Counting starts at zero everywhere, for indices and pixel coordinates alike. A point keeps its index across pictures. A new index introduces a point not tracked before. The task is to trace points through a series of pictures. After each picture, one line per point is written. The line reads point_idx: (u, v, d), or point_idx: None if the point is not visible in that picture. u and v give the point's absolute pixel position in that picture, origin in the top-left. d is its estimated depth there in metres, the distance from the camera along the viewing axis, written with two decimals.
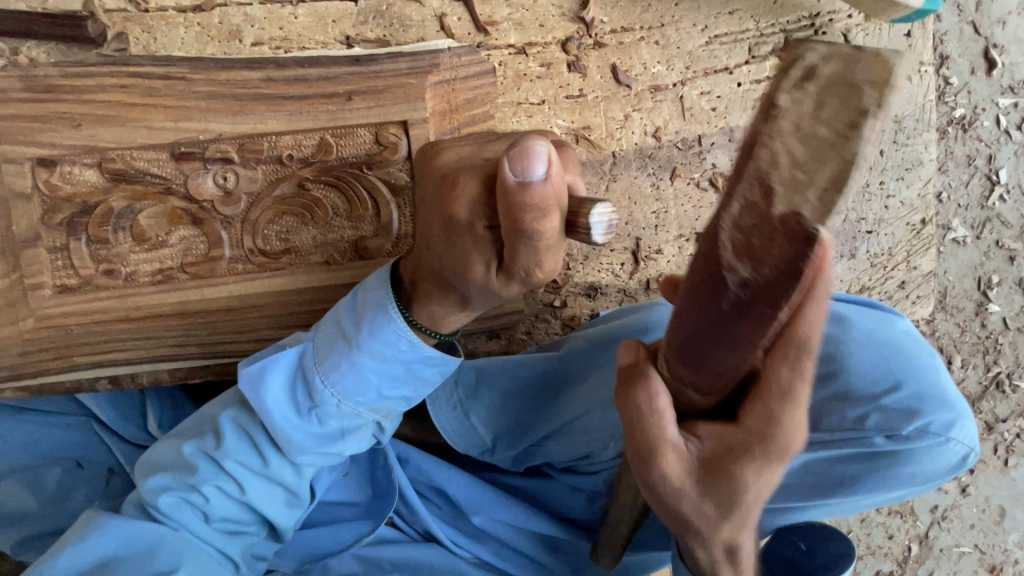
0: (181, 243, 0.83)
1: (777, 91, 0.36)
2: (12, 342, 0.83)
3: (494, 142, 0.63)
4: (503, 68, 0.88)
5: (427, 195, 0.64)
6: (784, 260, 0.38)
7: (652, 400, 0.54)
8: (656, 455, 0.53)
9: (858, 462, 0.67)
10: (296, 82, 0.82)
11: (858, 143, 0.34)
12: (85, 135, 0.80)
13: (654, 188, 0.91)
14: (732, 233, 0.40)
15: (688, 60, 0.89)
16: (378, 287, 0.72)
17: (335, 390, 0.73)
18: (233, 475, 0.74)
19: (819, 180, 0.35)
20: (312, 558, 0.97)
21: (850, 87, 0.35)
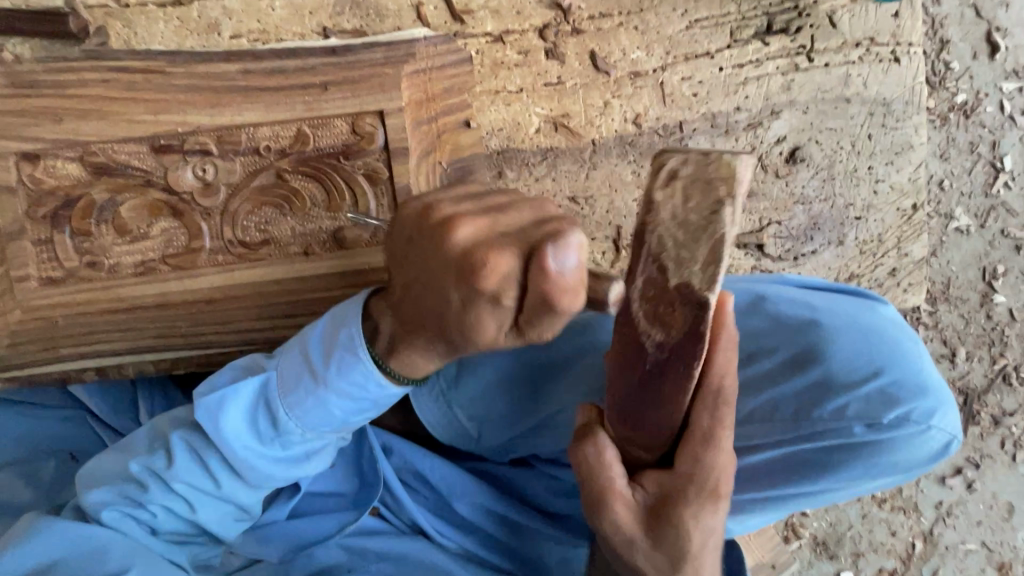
0: (162, 235, 0.84)
1: (652, 191, 0.53)
2: (0, 334, 0.84)
3: (502, 210, 0.57)
4: (480, 57, 0.88)
5: (436, 260, 0.58)
6: (681, 321, 0.54)
7: (599, 453, 0.60)
8: (605, 506, 0.60)
9: (839, 453, 0.65)
10: (273, 73, 0.82)
11: (719, 223, 0.51)
12: (67, 128, 0.81)
13: (635, 176, 0.90)
14: (641, 304, 0.56)
15: (668, 45, 0.88)
16: (348, 318, 0.71)
17: (298, 420, 0.73)
18: (181, 495, 0.76)
19: (697, 255, 0.52)
20: (294, 547, 0.96)
21: (705, 183, 0.52)
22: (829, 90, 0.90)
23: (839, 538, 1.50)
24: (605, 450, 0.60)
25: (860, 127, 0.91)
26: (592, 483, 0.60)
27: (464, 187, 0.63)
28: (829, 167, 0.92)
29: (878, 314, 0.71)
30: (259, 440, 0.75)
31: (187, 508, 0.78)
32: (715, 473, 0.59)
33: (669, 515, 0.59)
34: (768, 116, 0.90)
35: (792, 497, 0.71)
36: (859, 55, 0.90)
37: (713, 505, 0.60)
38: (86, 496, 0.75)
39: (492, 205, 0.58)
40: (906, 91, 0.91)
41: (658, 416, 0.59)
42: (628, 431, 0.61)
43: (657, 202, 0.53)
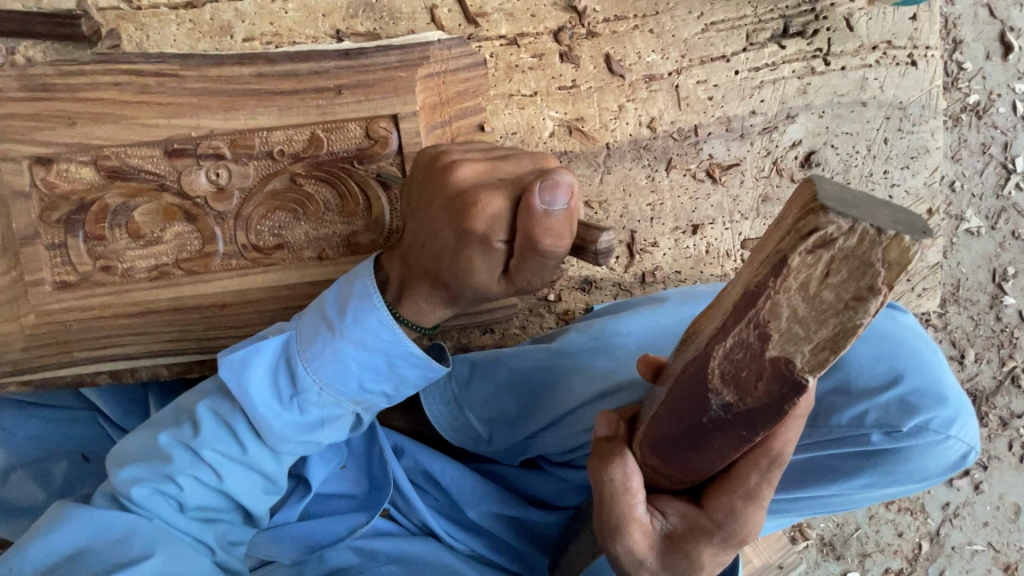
0: (176, 240, 0.83)
1: (791, 253, 0.41)
2: (15, 337, 0.84)
3: (504, 160, 0.66)
4: (495, 60, 0.87)
5: (438, 205, 0.66)
6: (764, 394, 0.47)
7: (626, 480, 0.59)
8: (623, 530, 0.60)
9: (855, 460, 0.65)
10: (286, 77, 0.82)
11: (859, 313, 0.41)
12: (81, 132, 0.81)
13: (650, 180, 0.89)
14: (722, 361, 0.48)
15: (684, 49, 0.87)
16: (364, 276, 0.74)
17: (317, 375, 0.73)
18: (210, 463, 0.75)
19: (815, 335, 0.43)
20: (305, 548, 0.97)
21: (862, 262, 0.40)
22: (845, 94, 0.90)
23: (846, 539, 1.51)
24: (628, 475, 0.59)
25: (876, 131, 0.91)
26: (609, 506, 0.60)
27: (477, 144, 0.72)
28: (844, 171, 0.91)
29: (897, 321, 0.71)
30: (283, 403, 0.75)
31: (215, 478, 0.76)
32: (746, 527, 0.59)
33: (685, 547, 0.60)
34: (783, 120, 0.89)
35: (806, 505, 0.70)
36: (876, 59, 0.89)
37: (732, 547, 0.60)
38: (114, 475, 0.74)
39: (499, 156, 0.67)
40: (923, 95, 0.91)
41: (699, 459, 0.56)
42: (657, 462, 0.59)
43: (791, 267, 0.41)
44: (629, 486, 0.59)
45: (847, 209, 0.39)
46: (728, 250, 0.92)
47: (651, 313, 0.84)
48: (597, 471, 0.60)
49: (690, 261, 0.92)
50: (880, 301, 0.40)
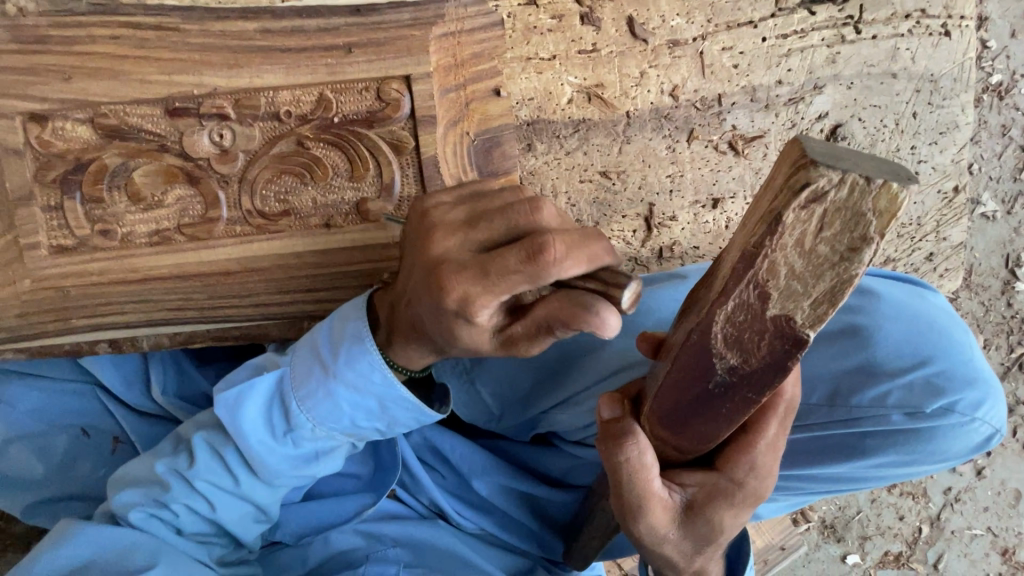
0: (177, 204, 0.80)
1: (784, 210, 0.40)
2: (10, 303, 0.81)
3: (478, 223, 0.60)
4: (512, 20, 0.82)
5: (416, 275, 0.63)
6: (767, 352, 0.46)
7: (642, 456, 0.58)
8: (646, 509, 0.60)
9: (873, 440, 0.64)
10: (293, 33, 0.77)
11: (854, 264, 0.40)
12: (77, 88, 0.77)
13: (670, 151, 0.86)
14: (724, 326, 0.46)
15: (710, 13, 0.83)
16: (356, 317, 0.72)
17: (310, 413, 0.73)
18: (203, 494, 0.77)
19: (813, 291, 0.42)
20: (311, 530, 0.98)
21: (855, 214, 0.40)
22: (876, 64, 0.86)
23: (847, 521, 1.51)
24: (637, 449, 0.58)
25: (905, 105, 0.87)
26: (622, 480, 0.59)
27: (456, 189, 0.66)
28: (870, 146, 0.88)
29: (927, 302, 0.68)
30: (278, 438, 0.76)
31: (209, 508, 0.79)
32: (758, 487, 0.61)
33: (708, 515, 0.61)
34: (810, 91, 0.86)
35: (820, 482, 0.69)
36: (909, 28, 0.86)
37: (749, 507, 0.63)
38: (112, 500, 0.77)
39: (490, 273, 0.56)
40: (955, 67, 0.87)
41: (699, 425, 0.55)
42: (668, 436, 0.58)
43: (787, 223, 0.41)
44: (641, 461, 0.58)
45: (837, 163, 0.40)
46: None
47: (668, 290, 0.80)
48: (609, 452, 0.59)
49: (708, 236, 0.89)
50: (874, 251, 0.40)
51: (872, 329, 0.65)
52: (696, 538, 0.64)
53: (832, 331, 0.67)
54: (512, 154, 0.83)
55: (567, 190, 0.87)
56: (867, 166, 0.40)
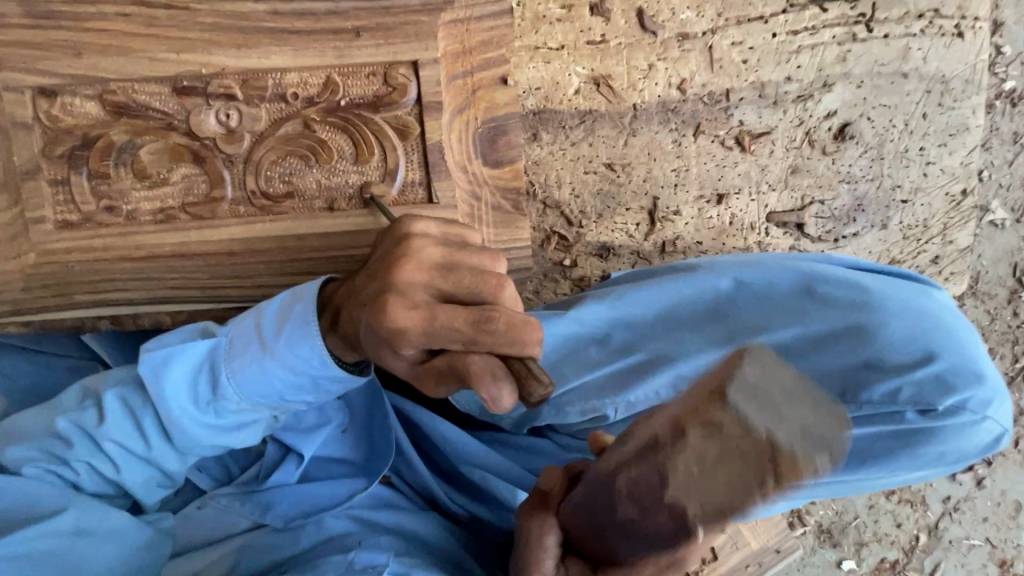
0: (182, 182, 0.80)
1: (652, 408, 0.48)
2: (15, 277, 0.82)
3: (449, 272, 0.61)
4: (521, 10, 0.82)
5: (370, 296, 0.63)
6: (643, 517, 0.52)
7: (540, 536, 0.67)
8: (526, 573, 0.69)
9: (887, 441, 0.63)
10: (303, 16, 0.78)
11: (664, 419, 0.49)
12: (86, 64, 0.77)
13: (676, 145, 0.86)
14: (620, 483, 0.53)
15: (721, 7, 0.83)
16: (303, 299, 0.73)
17: (240, 385, 0.75)
18: (110, 454, 0.78)
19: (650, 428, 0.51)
20: (302, 512, 0.97)
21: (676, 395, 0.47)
22: (886, 63, 0.85)
23: (844, 527, 1.50)
24: (539, 528, 0.68)
25: (915, 105, 0.87)
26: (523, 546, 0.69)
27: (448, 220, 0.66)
28: (879, 146, 0.87)
29: (932, 299, 0.68)
30: (200, 407, 0.77)
31: (114, 469, 0.80)
32: None
33: None
34: (820, 88, 0.86)
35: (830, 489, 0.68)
36: (921, 28, 0.85)
37: None
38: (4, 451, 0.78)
39: (437, 321, 0.58)
40: (967, 69, 0.86)
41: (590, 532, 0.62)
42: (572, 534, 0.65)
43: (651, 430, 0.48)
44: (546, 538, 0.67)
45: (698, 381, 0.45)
46: (753, 223, 0.88)
47: (669, 280, 0.76)
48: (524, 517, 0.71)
49: (712, 232, 0.88)
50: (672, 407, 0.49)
51: (879, 327, 0.65)
52: None
53: (840, 327, 0.67)
54: (516, 143, 0.82)
55: (571, 181, 0.86)
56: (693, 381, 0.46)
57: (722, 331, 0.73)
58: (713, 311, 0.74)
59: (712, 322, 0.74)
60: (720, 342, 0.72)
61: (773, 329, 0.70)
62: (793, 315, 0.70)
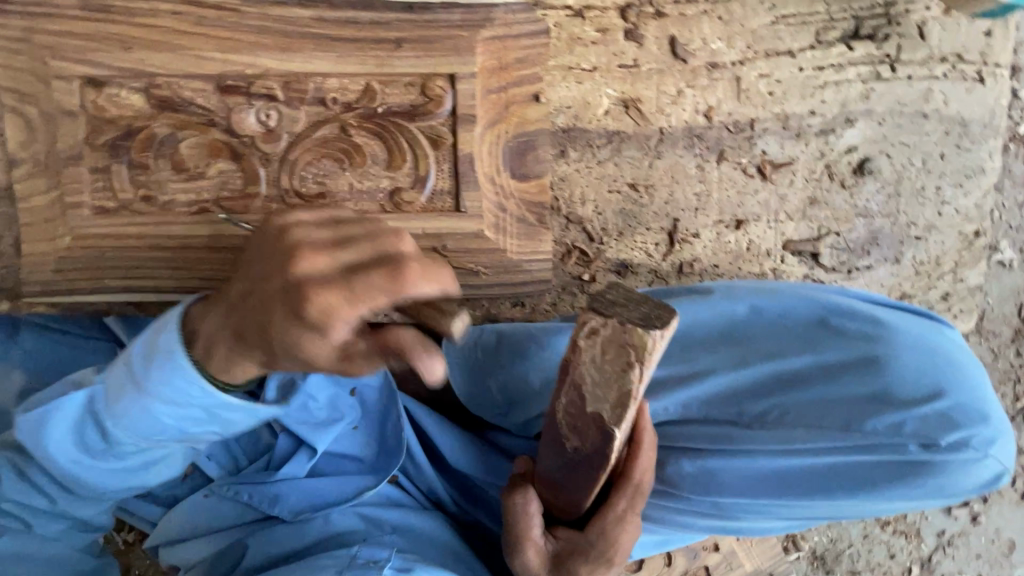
0: (219, 177, 0.82)
1: (578, 338, 0.65)
2: (48, 258, 0.84)
3: (341, 260, 0.57)
4: (558, 30, 0.85)
5: (268, 291, 0.59)
6: (593, 439, 0.69)
7: (525, 506, 0.75)
8: (519, 549, 0.75)
9: (888, 469, 0.66)
10: (347, 24, 0.80)
11: (627, 380, 0.64)
12: (135, 58, 0.79)
13: (699, 169, 0.88)
14: (563, 410, 0.70)
15: (751, 39, 0.86)
16: (166, 329, 0.67)
17: (126, 428, 0.70)
18: (14, 512, 0.78)
19: (609, 398, 0.66)
20: (309, 508, 0.99)
21: (620, 347, 0.63)
22: (908, 103, 0.88)
23: (837, 555, 1.50)
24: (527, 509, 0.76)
25: (934, 145, 0.89)
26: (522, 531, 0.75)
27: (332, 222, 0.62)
28: (896, 182, 0.89)
29: (943, 337, 0.71)
30: (97, 457, 0.73)
31: (23, 525, 0.80)
32: (614, 548, 0.75)
33: (569, 567, 0.75)
34: (842, 123, 0.88)
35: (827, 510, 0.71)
36: (944, 71, 0.88)
37: (606, 565, 0.75)
38: None
39: (333, 316, 0.56)
40: (986, 113, 0.89)
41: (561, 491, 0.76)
42: (550, 495, 0.76)
43: (580, 346, 0.65)
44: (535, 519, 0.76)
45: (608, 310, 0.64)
46: (769, 249, 0.90)
47: (686, 301, 0.79)
48: (507, 498, 0.77)
49: (729, 256, 0.90)
50: (638, 371, 0.63)
51: (887, 361, 0.68)
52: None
53: (851, 359, 0.69)
54: (543, 158, 0.85)
55: (595, 199, 0.88)
56: (624, 315, 0.63)
57: (735, 353, 0.75)
58: (727, 332, 0.76)
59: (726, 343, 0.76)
60: (731, 363, 0.74)
61: (784, 354, 0.72)
62: (805, 342, 0.72)
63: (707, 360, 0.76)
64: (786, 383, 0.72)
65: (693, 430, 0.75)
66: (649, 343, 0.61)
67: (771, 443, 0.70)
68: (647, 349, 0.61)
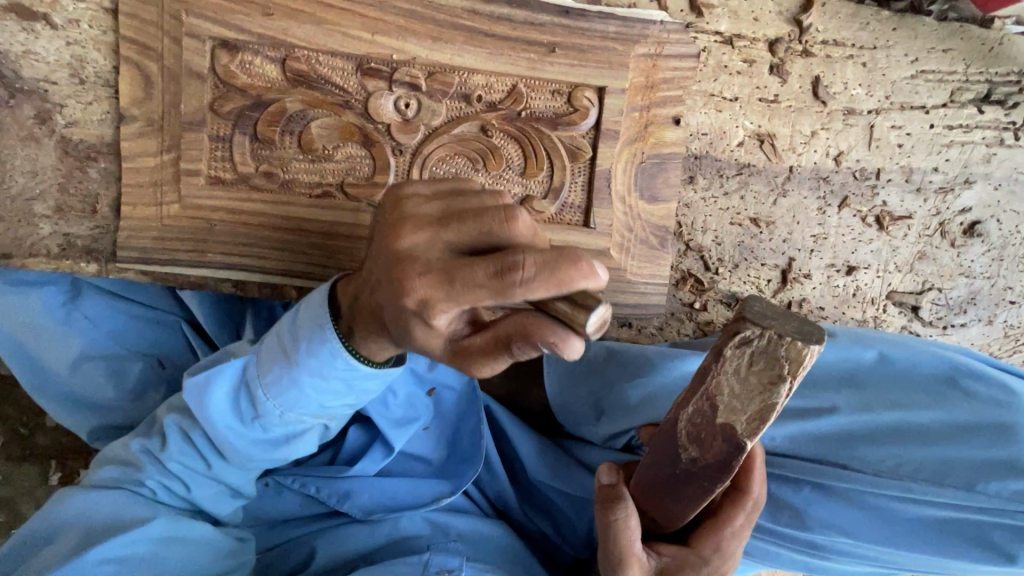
0: (346, 161, 0.79)
1: (723, 346, 0.56)
2: (150, 224, 0.79)
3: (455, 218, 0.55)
4: (706, 55, 0.84)
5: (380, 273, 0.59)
6: (716, 453, 0.60)
7: (628, 520, 0.67)
8: (625, 567, 0.67)
9: (1003, 531, 0.69)
10: (501, 21, 0.77)
11: (774, 394, 0.55)
12: (275, 25, 0.75)
13: (820, 212, 0.89)
14: (686, 423, 0.61)
15: (889, 90, 0.86)
16: (316, 306, 0.69)
17: (284, 407, 0.73)
18: (179, 476, 0.79)
19: (748, 409, 0.56)
20: (382, 507, 0.98)
21: (772, 359, 0.54)
22: None
23: None
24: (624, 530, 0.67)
25: None
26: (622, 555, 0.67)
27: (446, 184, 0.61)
28: (1001, 247, 0.92)
29: None
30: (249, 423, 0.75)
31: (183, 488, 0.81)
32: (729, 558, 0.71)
33: None
34: (961, 184, 0.90)
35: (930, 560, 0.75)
36: None
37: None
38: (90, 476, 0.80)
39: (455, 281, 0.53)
40: None
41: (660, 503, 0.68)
42: (648, 507, 0.69)
43: (725, 356, 0.56)
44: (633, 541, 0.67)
45: (761, 320, 0.55)
46: (874, 298, 0.91)
47: None
48: (603, 514, 0.68)
49: (835, 300, 0.91)
50: (788, 387, 0.53)
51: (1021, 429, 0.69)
52: None
53: (982, 421, 0.70)
54: (675, 183, 0.84)
55: (716, 228, 0.88)
56: (783, 326, 0.54)
57: (859, 400, 0.75)
58: (851, 378, 0.76)
59: (850, 389, 0.76)
60: (855, 410, 0.75)
61: (910, 408, 0.73)
62: (934, 399, 0.73)
63: (829, 403, 0.77)
64: (910, 436, 0.73)
65: (806, 471, 0.77)
66: (807, 358, 0.52)
67: (890, 491, 0.73)
68: (804, 364, 0.52)
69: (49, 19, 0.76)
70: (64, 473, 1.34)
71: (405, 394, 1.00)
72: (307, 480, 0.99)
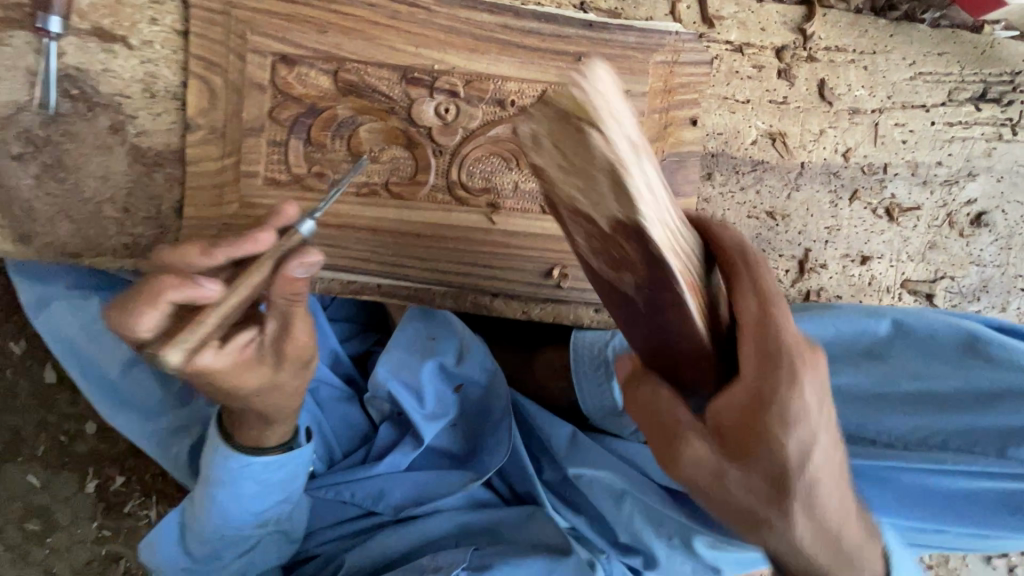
0: (390, 162, 0.86)
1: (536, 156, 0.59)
2: (210, 223, 0.86)
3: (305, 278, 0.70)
4: (718, 62, 0.91)
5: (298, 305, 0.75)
6: (636, 253, 0.59)
7: (653, 390, 0.63)
8: (675, 441, 0.60)
9: None
10: (531, 34, 0.85)
11: (592, 147, 0.54)
12: (329, 41, 0.83)
13: (832, 205, 0.94)
14: (596, 256, 0.63)
15: (890, 91, 0.93)
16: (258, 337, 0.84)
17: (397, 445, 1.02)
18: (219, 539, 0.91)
19: (602, 189, 0.56)
20: (411, 502, 1.02)
21: (569, 123, 0.55)
22: None
23: None
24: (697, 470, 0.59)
25: None
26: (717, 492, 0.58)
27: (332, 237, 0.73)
28: (1008, 236, 0.96)
29: None
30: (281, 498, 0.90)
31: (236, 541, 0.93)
32: (793, 399, 0.56)
33: (768, 428, 0.55)
34: (965, 177, 0.95)
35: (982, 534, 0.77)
36: None
37: (800, 387, 0.56)
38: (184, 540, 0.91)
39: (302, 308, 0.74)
40: None
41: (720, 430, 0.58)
42: (652, 373, 0.65)
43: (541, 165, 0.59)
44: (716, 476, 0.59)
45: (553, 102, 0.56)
46: (890, 286, 0.95)
47: (822, 315, 0.84)
48: (632, 394, 0.65)
49: (852, 289, 0.95)
50: (596, 132, 0.53)
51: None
52: (756, 462, 0.56)
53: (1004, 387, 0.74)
54: (695, 178, 0.90)
55: (735, 221, 0.93)
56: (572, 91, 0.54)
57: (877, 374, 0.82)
58: (869, 350, 0.83)
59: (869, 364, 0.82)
60: (877, 382, 0.82)
61: (931, 379, 0.79)
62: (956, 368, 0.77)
63: (850, 378, 0.83)
64: (932, 407, 0.78)
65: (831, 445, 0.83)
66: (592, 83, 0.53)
67: (915, 463, 0.77)
68: (588, 101, 0.53)
69: (127, 41, 0.85)
70: (101, 481, 1.38)
71: (433, 391, 1.03)
72: (341, 484, 1.04)
